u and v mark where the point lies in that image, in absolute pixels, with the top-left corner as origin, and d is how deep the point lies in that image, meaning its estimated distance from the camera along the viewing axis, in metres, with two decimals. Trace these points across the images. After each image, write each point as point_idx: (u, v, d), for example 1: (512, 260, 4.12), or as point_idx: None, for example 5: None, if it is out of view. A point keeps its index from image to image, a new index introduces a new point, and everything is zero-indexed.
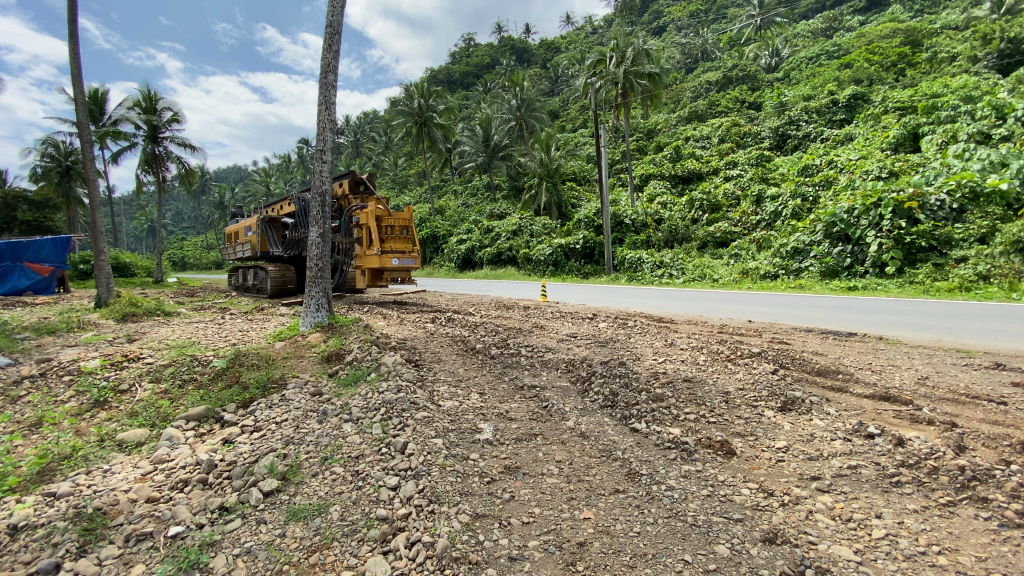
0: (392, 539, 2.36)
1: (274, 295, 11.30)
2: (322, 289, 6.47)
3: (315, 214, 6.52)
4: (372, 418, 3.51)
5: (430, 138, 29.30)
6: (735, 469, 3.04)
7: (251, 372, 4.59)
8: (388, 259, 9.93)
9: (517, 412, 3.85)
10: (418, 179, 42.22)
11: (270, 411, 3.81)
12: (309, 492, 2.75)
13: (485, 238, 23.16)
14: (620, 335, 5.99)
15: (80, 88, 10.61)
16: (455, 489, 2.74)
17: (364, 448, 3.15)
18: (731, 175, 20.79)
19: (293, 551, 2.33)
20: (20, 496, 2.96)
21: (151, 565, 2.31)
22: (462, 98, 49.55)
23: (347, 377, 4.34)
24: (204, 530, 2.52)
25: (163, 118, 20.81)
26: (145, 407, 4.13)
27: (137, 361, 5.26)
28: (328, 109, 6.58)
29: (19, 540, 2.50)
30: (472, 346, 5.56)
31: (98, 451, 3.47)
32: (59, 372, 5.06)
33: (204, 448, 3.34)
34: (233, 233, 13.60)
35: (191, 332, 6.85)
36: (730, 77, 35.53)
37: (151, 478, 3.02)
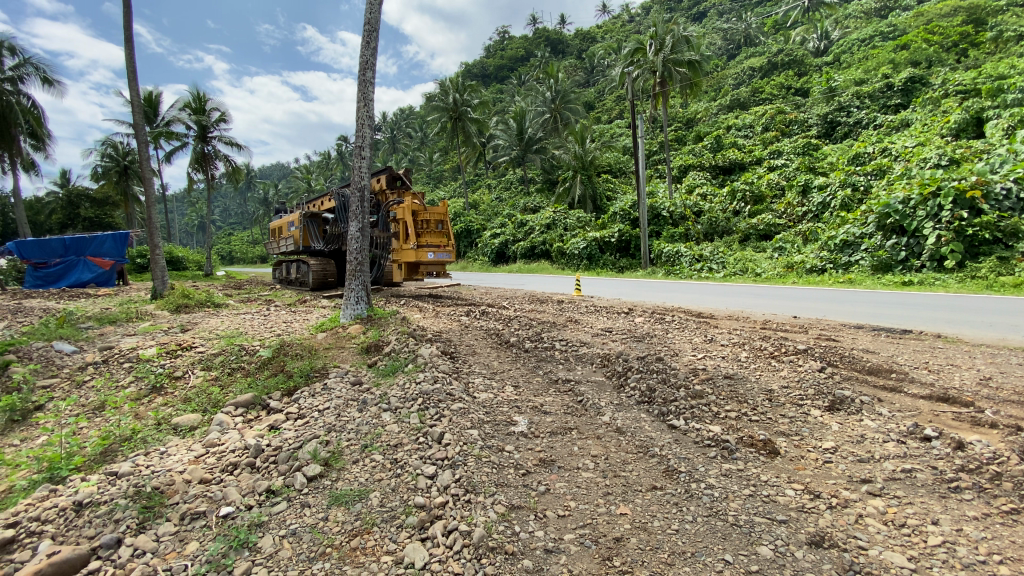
0: (430, 526, 2.40)
1: (316, 288, 11.61)
2: (361, 282, 6.64)
3: (355, 209, 6.68)
4: (410, 408, 3.58)
5: (465, 133, 29.50)
6: (780, 469, 2.93)
7: (295, 361, 4.76)
8: (424, 253, 10.02)
9: (552, 405, 3.84)
10: (453, 174, 42.61)
11: (313, 399, 3.94)
12: (351, 478, 2.84)
13: (519, 231, 23.20)
14: (657, 331, 5.88)
15: (136, 90, 11.20)
16: (491, 479, 2.76)
17: (403, 436, 3.22)
18: (776, 165, 20.01)
19: (336, 534, 2.40)
20: (85, 475, 3.20)
21: (204, 542, 2.43)
22: (497, 93, 49.61)
23: (386, 367, 4.45)
24: (253, 511, 2.64)
25: (212, 118, 21.73)
26: (198, 393, 4.36)
27: (190, 350, 5.54)
28: (367, 105, 6.70)
29: (84, 515, 2.69)
30: (506, 339, 5.57)
31: (156, 433, 3.69)
32: (120, 359, 5.40)
33: (252, 433, 3.48)
34: (277, 228, 14.10)
35: (238, 323, 7.18)
36: (775, 62, 34.12)
37: (203, 461, 3.17)
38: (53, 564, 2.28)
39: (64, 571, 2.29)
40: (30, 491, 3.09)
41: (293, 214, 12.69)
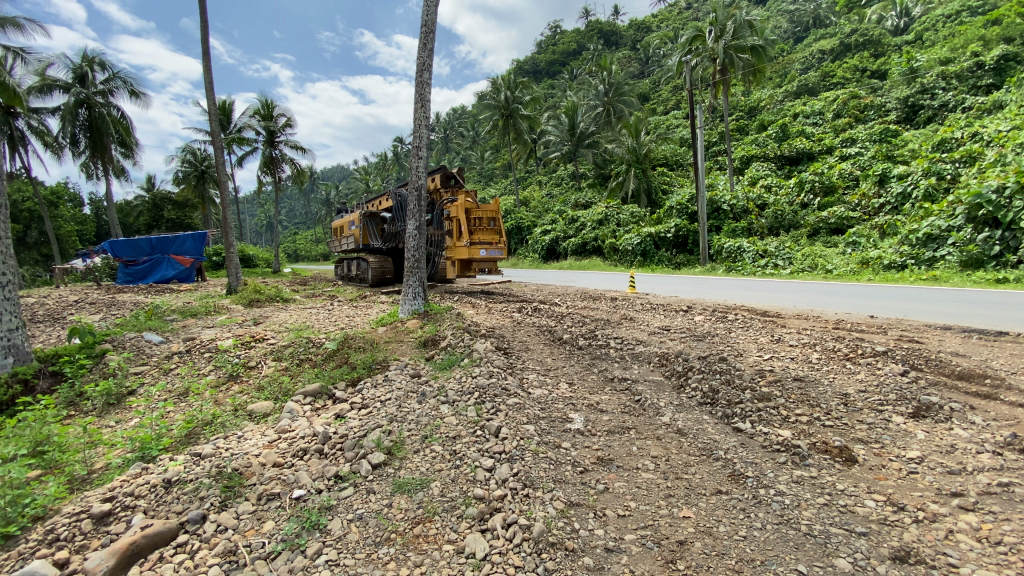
0: (490, 518, 2.43)
1: (374, 284, 12.09)
2: (418, 278, 6.80)
3: (412, 208, 6.88)
4: (467, 401, 3.65)
5: (516, 130, 29.57)
6: (857, 478, 2.75)
7: (358, 354, 4.96)
8: (476, 250, 10.20)
9: (609, 404, 3.78)
10: (504, 171, 42.88)
11: (375, 390, 4.09)
12: (412, 467, 2.92)
13: (570, 228, 23.00)
14: (718, 330, 5.65)
15: (212, 99, 12.03)
16: (548, 475, 2.75)
17: (461, 429, 3.28)
18: (849, 154, 18.72)
19: (399, 521, 2.48)
20: (173, 455, 3.49)
21: (279, 522, 2.59)
22: (549, 89, 49.39)
23: (443, 361, 4.55)
24: (322, 494, 2.77)
25: (279, 124, 22.98)
26: (270, 382, 4.64)
27: (261, 342, 5.90)
28: (423, 106, 6.84)
29: (173, 492, 2.93)
30: (559, 336, 5.55)
31: (233, 419, 3.97)
32: (201, 349, 5.84)
33: (320, 421, 3.67)
34: (339, 227, 14.74)
35: (305, 317, 7.58)
36: (848, 44, 31.89)
37: (276, 446, 3.37)
38: (148, 534, 2.50)
39: (158, 542, 2.51)
40: (125, 468, 3.41)
41: (353, 214, 13.24)
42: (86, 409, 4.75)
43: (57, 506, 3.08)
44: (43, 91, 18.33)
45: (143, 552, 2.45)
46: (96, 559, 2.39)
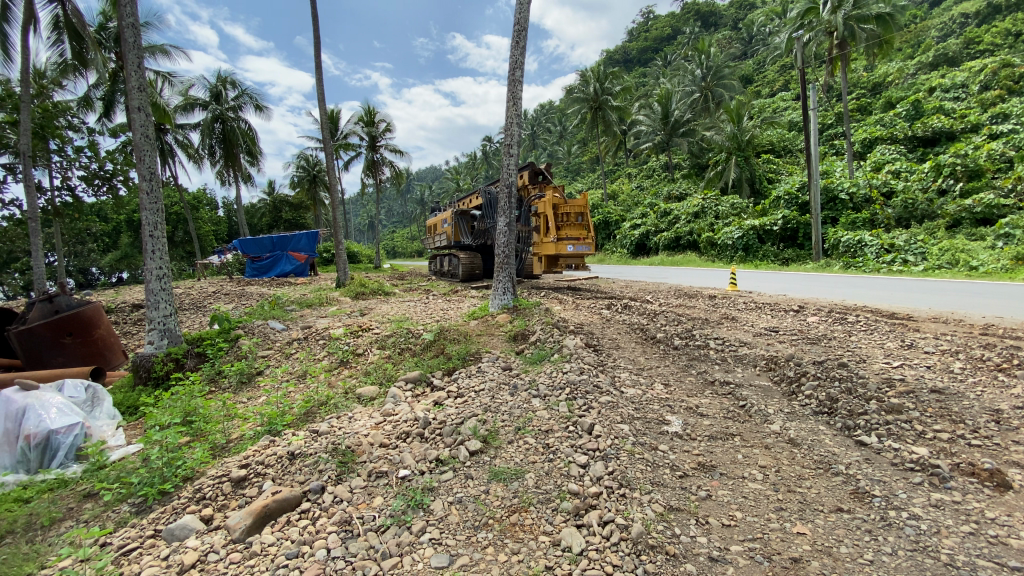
0: (585, 514, 2.43)
1: (465, 280, 12.50)
2: (508, 274, 6.93)
3: (502, 205, 7.02)
4: (559, 397, 3.66)
5: (605, 122, 28.94)
6: (1013, 507, 2.35)
7: (452, 345, 5.18)
8: (563, 246, 10.05)
9: (709, 408, 3.59)
10: (592, 165, 42.28)
11: (470, 380, 4.26)
12: (507, 457, 3.00)
13: (662, 221, 22.11)
14: (835, 333, 5.12)
15: (323, 108, 13.14)
16: (646, 477, 2.69)
17: (553, 423, 3.30)
18: (1002, 131, 16.04)
19: (496, 508, 2.56)
20: (294, 430, 3.91)
21: (387, 498, 2.78)
22: (641, 77, 47.78)
23: (533, 355, 4.61)
24: (425, 476, 2.93)
25: (379, 129, 24.56)
26: (376, 368, 5.03)
27: (367, 331, 6.38)
28: (515, 104, 6.93)
29: (296, 464, 3.26)
30: (652, 335, 5.36)
31: (345, 401, 4.35)
32: (316, 337, 6.44)
33: (420, 406, 3.89)
34: (432, 225, 15.41)
35: (405, 309, 8.06)
36: (999, 5, 27.59)
37: (382, 427, 3.63)
38: (278, 499, 2.82)
39: (285, 507, 2.81)
40: (257, 439, 3.88)
41: (446, 212, 13.71)
42: (224, 385, 5.46)
43: (202, 469, 3.59)
44: (187, 109, 21.14)
45: (275, 513, 2.77)
46: (237, 518, 2.73)
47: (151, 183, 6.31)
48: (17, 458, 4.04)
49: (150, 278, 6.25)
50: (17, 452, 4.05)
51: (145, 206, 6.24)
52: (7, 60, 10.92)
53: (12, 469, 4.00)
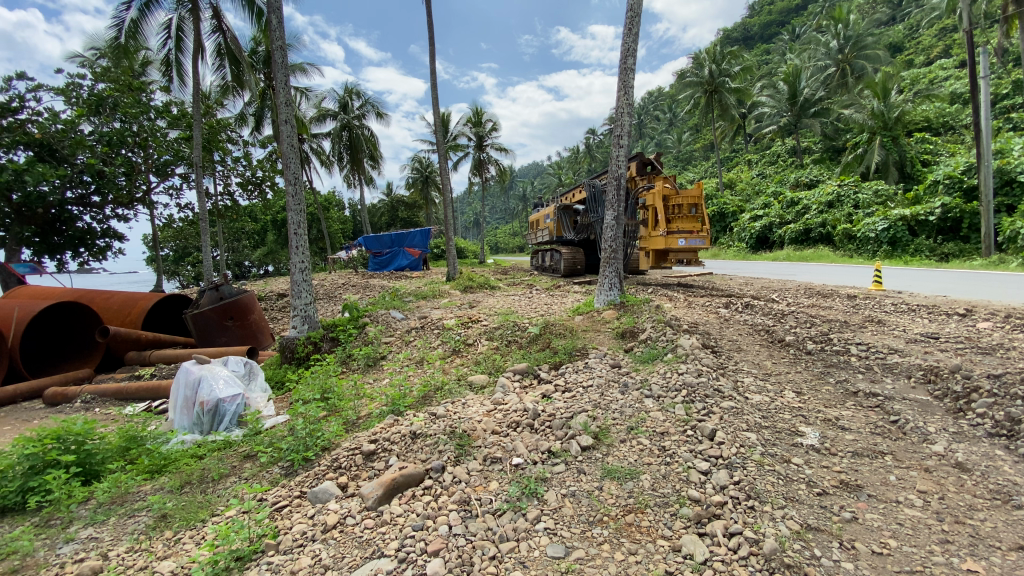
0: (708, 523, 2.31)
1: (567, 275, 12.43)
2: (615, 269, 6.78)
3: (611, 198, 6.88)
4: (675, 399, 3.51)
5: (721, 105, 26.97)
6: None
7: (558, 339, 5.20)
8: (674, 239, 9.54)
9: (852, 421, 3.21)
10: (705, 153, 39.84)
11: (577, 375, 4.25)
12: (620, 456, 2.95)
13: (788, 212, 20.17)
14: (1017, 342, 4.28)
15: (437, 111, 13.88)
16: (778, 491, 2.49)
17: (669, 426, 3.17)
18: None
19: (611, 506, 2.53)
20: (415, 411, 4.22)
21: (503, 483, 2.88)
22: (763, 55, 43.88)
23: (643, 354, 4.47)
24: (538, 465, 2.99)
25: (486, 129, 25.36)
26: (485, 358, 5.23)
27: (477, 322, 6.65)
28: (626, 93, 6.73)
29: (418, 443, 3.50)
30: (780, 337, 4.91)
31: (458, 387, 4.59)
32: (431, 326, 6.85)
33: (530, 398, 3.96)
34: (534, 220, 15.55)
35: (511, 302, 8.27)
36: None
37: (494, 415, 3.77)
38: (405, 474, 3.06)
39: (410, 482, 3.05)
40: (382, 417, 4.25)
41: (549, 207, 13.75)
42: (353, 367, 6.08)
43: (337, 441, 4.01)
44: (320, 120, 23.59)
45: (402, 486, 3.01)
46: (370, 487, 3.01)
47: (295, 187, 7.15)
48: (194, 420, 4.91)
49: (294, 270, 7.09)
50: (194, 416, 4.91)
51: (290, 207, 7.08)
52: (182, 84, 13.01)
53: (190, 429, 4.87)
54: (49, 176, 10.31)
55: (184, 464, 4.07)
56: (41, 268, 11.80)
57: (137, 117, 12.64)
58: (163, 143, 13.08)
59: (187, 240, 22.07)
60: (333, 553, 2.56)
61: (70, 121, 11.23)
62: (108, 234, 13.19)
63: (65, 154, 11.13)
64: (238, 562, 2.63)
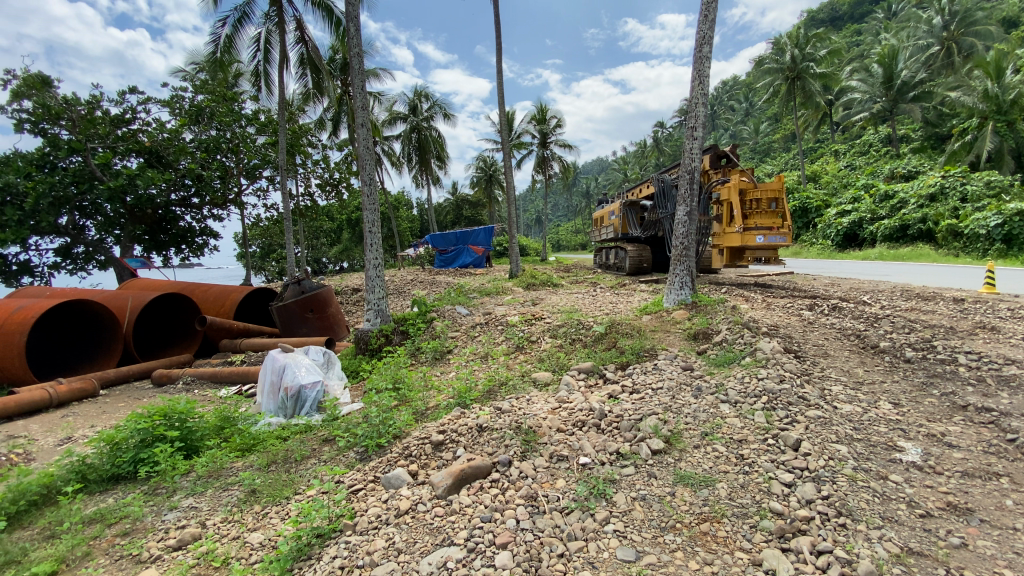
0: (793, 539, 2.19)
1: (632, 273, 12.14)
2: (686, 267, 6.53)
3: (684, 193, 6.65)
4: (754, 405, 3.34)
5: (804, 93, 25.16)
6: None
7: (626, 339, 5.08)
8: (751, 236, 9.05)
9: (962, 438, 2.89)
10: (785, 144, 37.36)
11: (646, 376, 4.13)
12: (694, 462, 2.85)
13: (881, 206, 18.50)
14: None
15: (503, 109, 14.01)
16: (874, 510, 2.31)
17: (748, 433, 3.03)
18: None
19: (685, 513, 2.46)
20: (480, 405, 4.30)
21: (570, 482, 2.87)
22: (853, 36, 40.47)
23: (718, 356, 4.28)
24: (606, 466, 2.95)
25: (551, 125, 25.28)
26: (549, 355, 5.23)
27: (540, 320, 6.65)
28: (701, 82, 6.45)
29: (484, 436, 3.56)
30: (873, 343, 4.52)
31: (522, 383, 4.64)
32: (495, 322, 6.93)
33: (596, 397, 3.91)
34: (599, 217, 15.30)
35: (575, 300, 8.20)
36: None
37: (559, 412, 3.76)
38: (473, 466, 3.12)
39: (478, 474, 3.11)
40: (449, 409, 4.37)
41: (614, 203, 13.47)
42: (422, 360, 6.31)
43: (407, 430, 4.17)
44: (391, 123, 24.59)
45: (470, 478, 3.08)
46: (440, 476, 3.11)
47: (370, 188, 7.50)
48: (280, 405, 5.29)
49: (369, 266, 7.46)
50: (279, 400, 5.30)
51: (366, 207, 7.44)
52: (270, 93, 14.04)
53: (276, 413, 5.27)
54: (156, 180, 11.55)
55: (270, 444, 4.40)
56: (150, 263, 13.22)
57: (231, 125, 13.80)
58: (252, 148, 14.19)
59: (272, 238, 23.83)
60: (406, 537, 2.66)
61: (174, 130, 12.51)
62: (204, 233, 14.52)
63: (170, 159, 12.41)
64: (319, 539, 2.82)
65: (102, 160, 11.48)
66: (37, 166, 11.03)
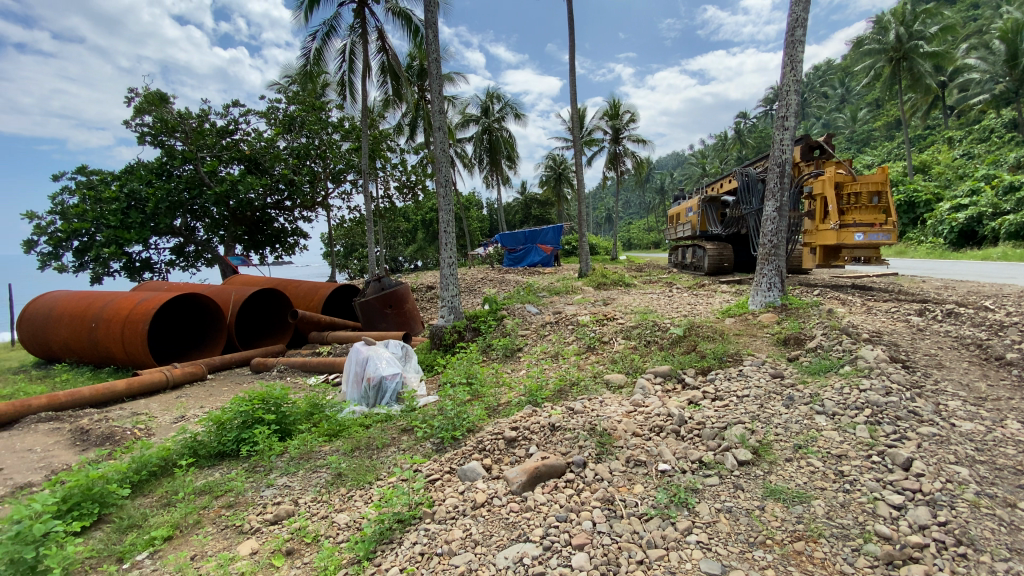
0: (903, 567, 2.03)
1: (711, 273, 11.57)
2: (775, 267, 6.13)
3: (772, 187, 6.24)
4: (855, 418, 3.09)
5: (911, 74, 22.70)
6: None
7: (706, 343, 4.85)
8: (850, 234, 8.34)
9: None
10: (887, 132, 33.91)
11: (729, 383, 3.92)
12: (786, 476, 2.69)
13: (1007, 200, 16.26)
14: None
15: (575, 107, 13.89)
16: (1001, 541, 2.09)
17: (848, 448, 2.82)
18: None
19: (776, 529, 2.33)
20: (552, 404, 4.30)
21: (648, 488, 2.80)
22: (974, 8, 35.87)
23: (812, 364, 3.99)
24: (687, 475, 2.85)
25: (624, 121, 24.72)
26: (623, 357, 5.11)
27: (613, 320, 6.52)
28: (793, 68, 6.01)
29: (557, 436, 3.55)
30: (998, 354, 4.00)
31: (595, 384, 4.58)
32: (566, 322, 6.88)
33: (674, 402, 3.77)
34: (675, 214, 14.73)
35: (649, 301, 7.96)
36: None
37: (634, 416, 3.67)
38: (548, 464, 3.13)
39: (552, 473, 3.11)
40: (521, 406, 4.42)
41: (692, 200, 12.92)
42: (493, 356, 6.44)
43: (481, 424, 4.26)
44: (465, 125, 25.22)
45: (545, 476, 3.09)
46: (514, 472, 3.14)
47: (446, 189, 7.74)
48: (363, 394, 5.61)
49: (444, 265, 7.70)
50: (362, 390, 5.62)
51: (442, 208, 7.69)
52: (353, 101, 14.90)
53: (360, 401, 5.59)
54: (255, 185, 12.68)
55: (355, 431, 4.68)
56: (249, 260, 14.51)
57: (319, 132, 14.81)
58: (337, 154, 15.13)
59: (354, 238, 25.32)
60: (482, 530, 2.73)
61: (270, 139, 13.67)
62: (295, 233, 15.70)
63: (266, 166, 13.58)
64: (400, 524, 2.96)
65: (210, 167, 12.83)
66: (157, 174, 12.54)
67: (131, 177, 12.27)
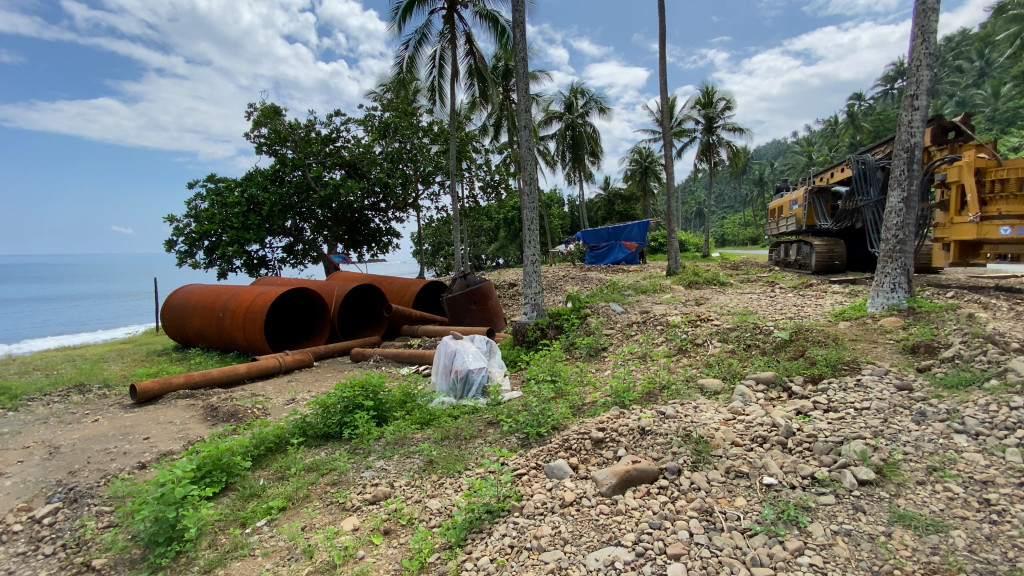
0: None
1: (819, 272, 10.57)
2: (901, 265, 5.47)
3: (898, 175, 5.55)
4: (1005, 439, 2.68)
5: None
6: None
7: (817, 349, 4.44)
8: (992, 228, 7.19)
9: None
10: None
11: (845, 394, 3.55)
12: (917, 500, 2.41)
13: None
14: None
15: (665, 97, 13.33)
16: None
17: (997, 474, 2.46)
18: None
19: (906, 559, 2.10)
20: (642, 407, 4.17)
21: (752, 502, 2.63)
22: None
23: (948, 377, 3.51)
24: (798, 491, 2.64)
25: (719, 109, 23.31)
26: (719, 361, 4.84)
27: (707, 321, 6.19)
28: (925, 40, 5.30)
29: (647, 440, 3.44)
30: None
31: (687, 389, 4.37)
32: (654, 322, 6.64)
33: (779, 412, 3.48)
34: (776, 208, 13.63)
35: (747, 302, 7.44)
36: None
37: (733, 424, 3.45)
38: (639, 468, 3.04)
39: (644, 478, 3.02)
40: (608, 407, 4.34)
41: (796, 191, 11.87)
42: (577, 355, 6.42)
43: (566, 423, 4.24)
44: (548, 122, 25.21)
45: (636, 480, 3.01)
46: (604, 474, 3.09)
47: (530, 187, 7.80)
48: (451, 386, 5.84)
49: (528, 263, 7.76)
50: (451, 381, 5.86)
51: (526, 206, 7.75)
52: (442, 105, 15.48)
53: (448, 393, 5.83)
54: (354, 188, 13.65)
55: (444, 421, 4.88)
56: (348, 258, 15.67)
57: (411, 137, 15.58)
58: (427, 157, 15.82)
59: (441, 237, 26.41)
60: (572, 529, 2.73)
61: (367, 145, 14.63)
62: (389, 233, 16.67)
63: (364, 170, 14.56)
64: (489, 514, 3.03)
65: (315, 173, 14.02)
66: (271, 180, 13.94)
67: (251, 183, 13.77)
